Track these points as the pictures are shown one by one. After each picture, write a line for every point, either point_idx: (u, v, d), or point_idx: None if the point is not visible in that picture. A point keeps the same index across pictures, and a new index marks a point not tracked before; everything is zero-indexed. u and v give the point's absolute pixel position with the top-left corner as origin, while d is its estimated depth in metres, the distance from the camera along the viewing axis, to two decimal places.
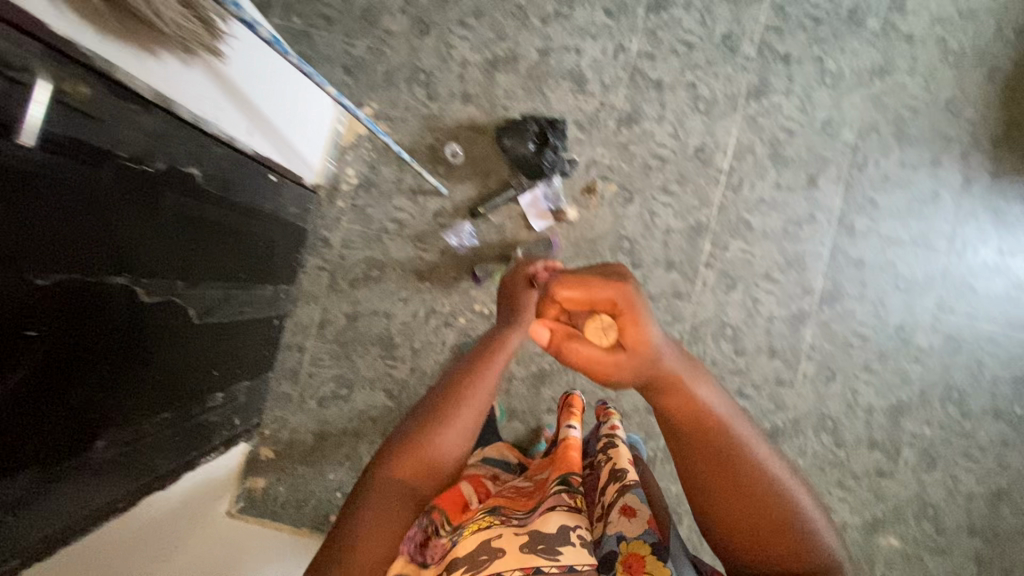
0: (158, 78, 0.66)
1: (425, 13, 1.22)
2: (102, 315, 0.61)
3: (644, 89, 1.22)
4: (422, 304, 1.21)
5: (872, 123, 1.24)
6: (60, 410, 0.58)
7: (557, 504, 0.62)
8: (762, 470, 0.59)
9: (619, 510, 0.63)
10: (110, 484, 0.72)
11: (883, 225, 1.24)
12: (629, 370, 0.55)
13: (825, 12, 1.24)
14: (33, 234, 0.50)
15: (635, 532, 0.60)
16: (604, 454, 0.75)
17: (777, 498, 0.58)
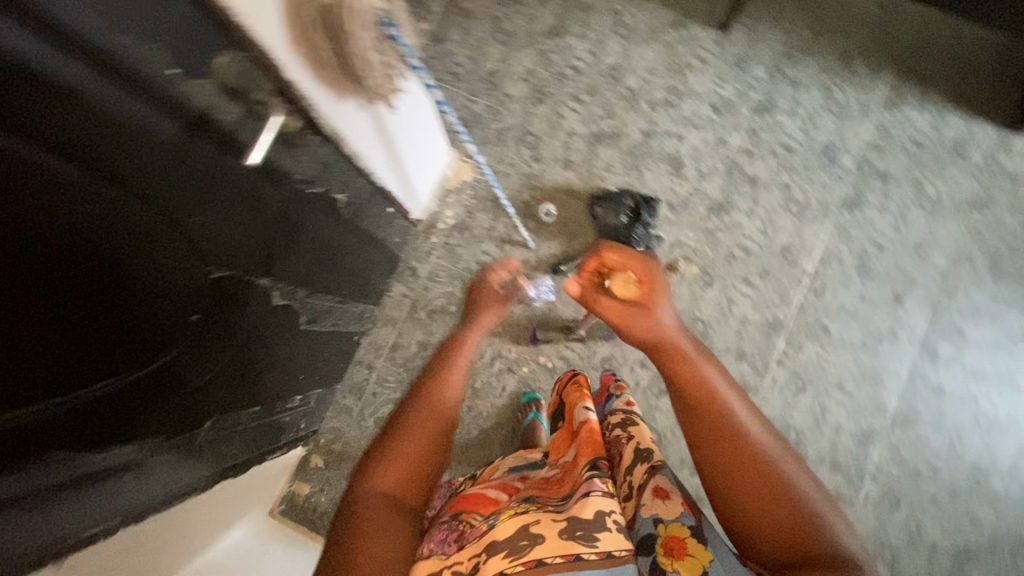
0: (341, 122, 0.73)
1: (544, 84, 1.33)
2: (243, 309, 0.68)
3: (739, 183, 1.27)
4: (489, 346, 1.25)
5: (967, 252, 1.23)
6: (188, 387, 0.64)
7: (589, 488, 0.60)
8: (764, 449, 0.58)
9: (653, 491, 0.64)
10: (200, 464, 0.77)
11: (968, 356, 1.20)
12: (639, 320, 0.69)
13: (929, 139, 1.27)
14: (223, 233, 0.58)
15: (672, 515, 0.61)
16: (624, 435, 0.74)
17: (788, 487, 0.56)
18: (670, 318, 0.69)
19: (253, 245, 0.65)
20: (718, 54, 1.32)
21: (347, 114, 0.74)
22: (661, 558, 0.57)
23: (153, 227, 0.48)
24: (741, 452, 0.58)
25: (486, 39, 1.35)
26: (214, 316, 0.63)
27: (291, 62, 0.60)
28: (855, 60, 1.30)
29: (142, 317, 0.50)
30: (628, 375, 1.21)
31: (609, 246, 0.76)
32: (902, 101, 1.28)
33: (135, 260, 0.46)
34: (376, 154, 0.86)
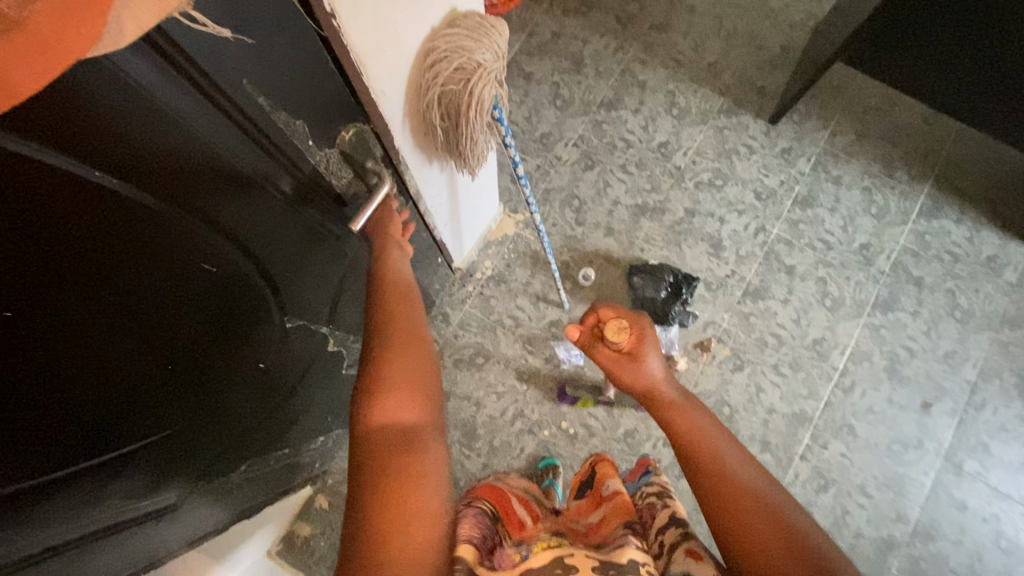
0: (424, 180, 0.77)
1: (595, 152, 1.37)
2: (298, 351, 0.74)
3: (776, 271, 1.28)
4: (513, 403, 1.23)
5: (996, 368, 1.24)
6: (237, 424, 0.68)
7: (622, 540, 0.56)
8: (747, 483, 0.56)
9: (684, 551, 0.56)
10: (233, 507, 0.79)
11: (993, 474, 1.19)
12: (631, 370, 0.71)
13: (963, 252, 1.29)
14: (293, 280, 0.64)
15: (704, 571, 0.52)
16: (659, 501, 0.67)
17: (777, 522, 0.53)
18: (657, 368, 0.71)
19: (323, 293, 0.72)
20: (765, 144, 1.36)
21: (431, 173, 0.78)
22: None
23: (234, 271, 0.54)
24: (736, 496, 0.55)
25: (543, 103, 1.39)
26: (274, 360, 0.69)
27: (400, 128, 0.65)
28: (896, 166, 1.35)
29: (206, 348, 0.55)
30: (649, 451, 1.19)
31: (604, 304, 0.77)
32: (940, 211, 1.32)
33: (213, 289, 0.52)
34: (442, 209, 0.90)
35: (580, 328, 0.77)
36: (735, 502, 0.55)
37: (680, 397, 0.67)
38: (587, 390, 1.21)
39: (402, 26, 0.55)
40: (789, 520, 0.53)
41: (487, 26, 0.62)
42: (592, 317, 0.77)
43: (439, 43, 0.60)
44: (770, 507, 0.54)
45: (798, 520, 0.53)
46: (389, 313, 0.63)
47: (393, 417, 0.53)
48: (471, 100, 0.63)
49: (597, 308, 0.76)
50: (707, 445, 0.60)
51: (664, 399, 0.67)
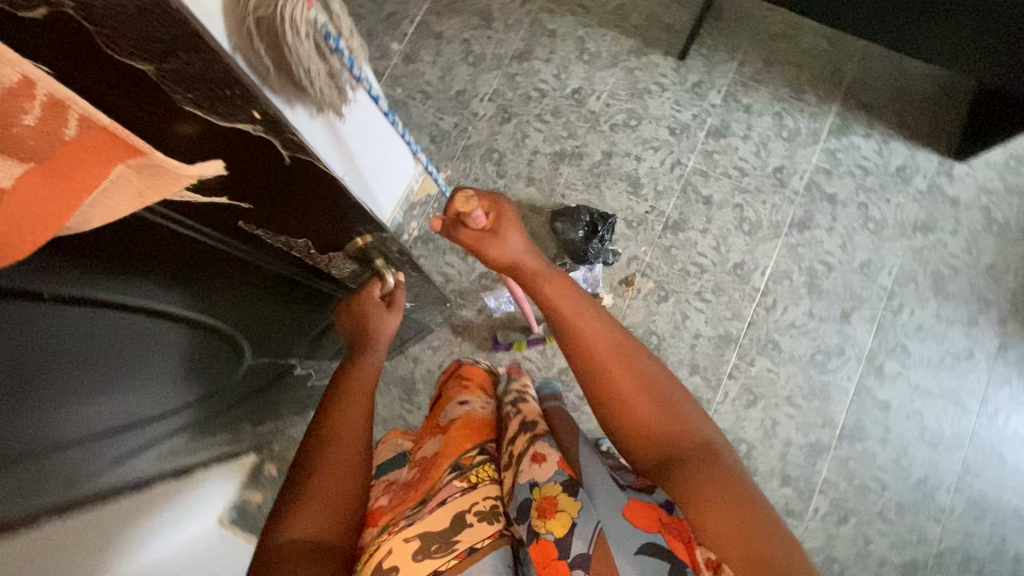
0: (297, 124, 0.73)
1: (510, 104, 1.38)
2: (256, 355, 0.90)
3: (694, 202, 1.32)
4: (449, 356, 1.27)
5: (910, 273, 1.28)
6: (186, 405, 0.83)
7: (444, 496, 0.66)
8: (623, 352, 0.69)
9: (530, 457, 0.68)
10: (166, 468, 0.92)
11: (913, 372, 1.24)
12: (496, 246, 0.77)
13: (874, 165, 1.33)
14: (259, 313, 0.81)
15: (545, 476, 0.65)
16: (513, 411, 0.81)
17: (645, 379, 0.67)
18: (518, 241, 0.77)
19: (285, 323, 0.90)
20: (676, 80, 1.38)
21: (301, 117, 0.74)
22: (535, 521, 0.61)
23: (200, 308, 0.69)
24: (597, 353, 0.68)
25: (455, 61, 1.41)
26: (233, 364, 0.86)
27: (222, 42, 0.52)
28: (805, 89, 1.37)
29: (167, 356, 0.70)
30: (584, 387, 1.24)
31: (454, 195, 0.75)
32: (849, 128, 1.35)
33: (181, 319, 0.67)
34: (328, 157, 0.86)
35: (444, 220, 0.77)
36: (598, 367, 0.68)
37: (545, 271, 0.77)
38: (518, 333, 1.26)
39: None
40: (641, 366, 0.68)
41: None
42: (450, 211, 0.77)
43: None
44: (625, 357, 0.69)
45: (646, 366, 0.68)
46: (339, 416, 0.71)
47: (314, 524, 0.62)
48: (284, 21, 0.59)
49: (454, 198, 0.75)
50: (574, 321, 0.71)
51: (539, 280, 0.76)
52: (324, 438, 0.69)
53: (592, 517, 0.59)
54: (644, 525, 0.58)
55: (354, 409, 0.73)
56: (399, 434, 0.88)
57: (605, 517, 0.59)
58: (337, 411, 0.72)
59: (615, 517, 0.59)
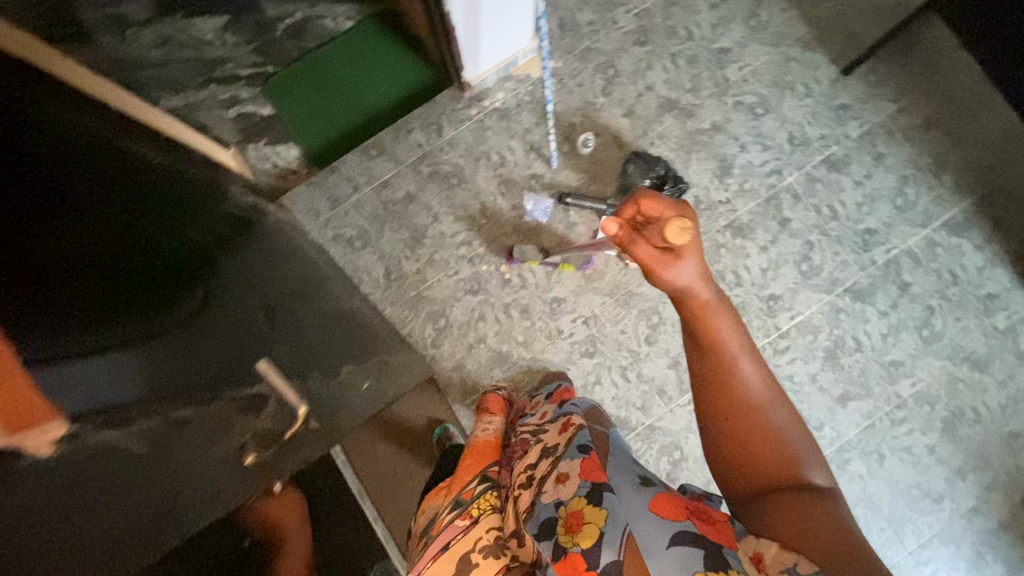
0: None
1: (652, 30, 1.29)
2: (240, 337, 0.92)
3: (769, 217, 1.24)
4: (466, 231, 1.26)
5: (933, 396, 1.20)
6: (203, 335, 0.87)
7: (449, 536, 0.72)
8: (764, 415, 0.61)
9: (554, 479, 0.67)
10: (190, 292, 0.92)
11: (873, 483, 1.19)
12: (675, 275, 0.62)
13: (966, 279, 1.22)
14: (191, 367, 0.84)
15: (571, 493, 0.63)
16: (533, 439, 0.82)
17: (775, 441, 0.60)
18: (697, 268, 0.63)
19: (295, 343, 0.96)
20: (826, 92, 1.26)
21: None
22: (560, 537, 0.60)
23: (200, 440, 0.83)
24: (733, 406, 0.61)
25: None
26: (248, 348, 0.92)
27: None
28: (947, 169, 1.24)
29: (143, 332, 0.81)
30: (568, 323, 1.24)
31: (640, 196, 0.66)
32: (965, 231, 1.23)
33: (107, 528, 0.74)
34: None
35: (618, 222, 0.66)
36: (741, 445, 0.61)
37: (714, 306, 0.63)
38: (534, 251, 1.23)
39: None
40: (775, 416, 0.61)
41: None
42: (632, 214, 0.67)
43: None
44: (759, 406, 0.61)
45: (783, 418, 0.61)
46: None
47: None
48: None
49: (637, 200, 0.66)
50: (725, 381, 0.61)
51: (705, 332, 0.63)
52: None
53: (620, 520, 0.58)
54: (674, 515, 0.56)
55: None
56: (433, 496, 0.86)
57: (634, 519, 0.57)
58: None
59: (645, 516, 0.57)
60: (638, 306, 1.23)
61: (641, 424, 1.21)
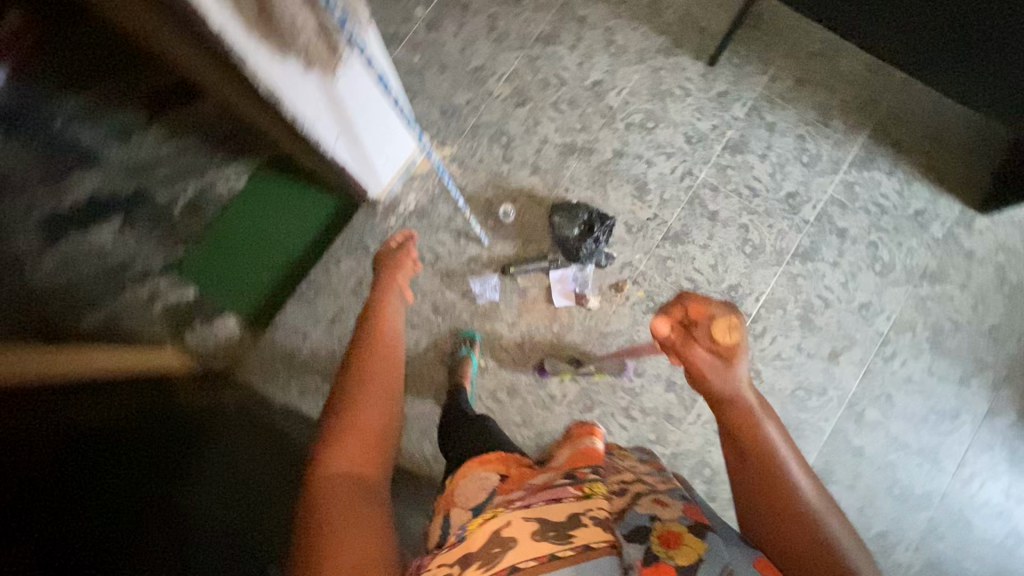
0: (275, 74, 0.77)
1: (526, 88, 1.34)
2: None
3: (699, 216, 1.28)
4: (427, 335, 1.25)
5: (910, 322, 1.24)
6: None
7: (559, 495, 0.62)
8: (804, 502, 0.58)
9: (653, 500, 0.63)
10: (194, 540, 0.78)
11: (893, 424, 1.21)
12: (716, 368, 0.67)
13: (892, 204, 1.27)
14: None
15: (670, 515, 0.59)
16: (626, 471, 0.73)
17: (821, 535, 0.56)
18: (744, 375, 0.67)
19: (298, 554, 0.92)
20: (701, 86, 1.33)
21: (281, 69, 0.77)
22: (655, 547, 0.55)
23: None
24: (772, 490, 0.59)
25: (478, 35, 1.36)
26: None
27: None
28: (834, 115, 1.31)
29: None
30: (556, 386, 1.23)
31: (690, 297, 0.71)
32: (873, 163, 1.29)
33: None
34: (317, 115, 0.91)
35: (668, 320, 0.71)
36: (793, 532, 0.57)
37: (759, 412, 0.66)
38: (565, 363, 1.22)
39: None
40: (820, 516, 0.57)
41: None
42: (679, 318, 0.71)
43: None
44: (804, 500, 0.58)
45: (831, 523, 0.57)
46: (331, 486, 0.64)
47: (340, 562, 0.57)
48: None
49: (686, 302, 0.70)
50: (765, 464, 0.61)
51: (746, 429, 0.64)
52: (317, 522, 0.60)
53: (720, 560, 0.54)
54: None
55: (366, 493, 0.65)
56: (482, 467, 0.81)
57: (735, 564, 0.54)
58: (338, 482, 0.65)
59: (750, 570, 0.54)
60: (614, 345, 1.24)
61: (662, 456, 1.20)
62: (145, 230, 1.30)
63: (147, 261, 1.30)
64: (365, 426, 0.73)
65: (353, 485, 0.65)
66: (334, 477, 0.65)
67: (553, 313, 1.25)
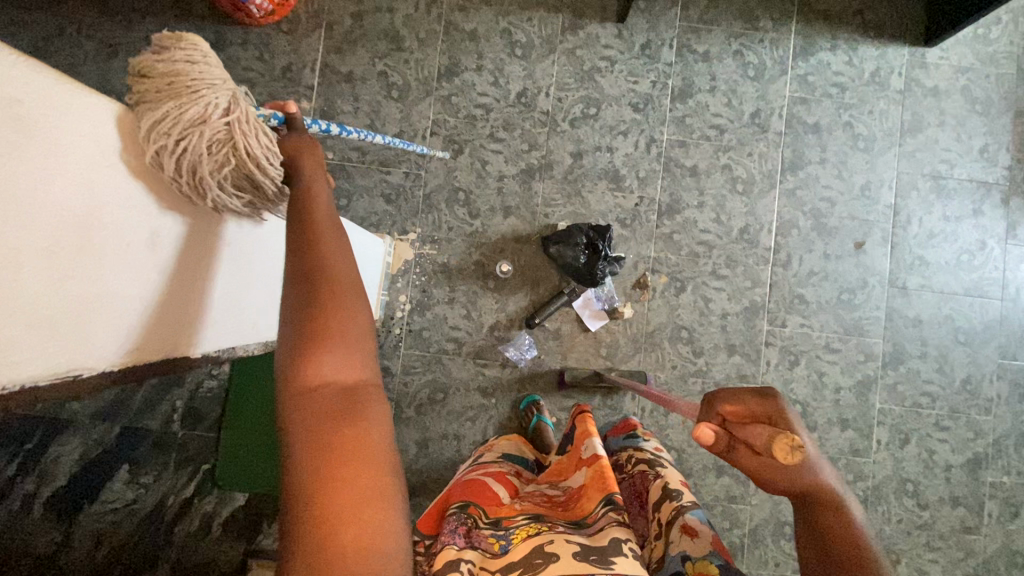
0: (247, 265, 0.70)
1: (456, 133, 1.23)
2: None
3: (681, 178, 1.23)
4: (489, 421, 1.20)
5: (910, 181, 1.24)
6: None
7: (602, 524, 0.61)
8: None
9: (680, 528, 0.63)
10: None
11: (935, 281, 1.24)
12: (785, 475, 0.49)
13: (848, 78, 1.25)
14: None
15: (699, 552, 0.59)
16: (650, 470, 0.75)
17: None
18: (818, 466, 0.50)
19: None
20: (623, 48, 1.24)
21: (251, 252, 0.69)
22: None
23: None
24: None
25: (379, 101, 1.22)
26: None
27: (161, 239, 0.50)
28: (758, 16, 1.25)
29: None
30: (632, 404, 1.21)
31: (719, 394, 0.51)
32: (814, 46, 1.25)
33: None
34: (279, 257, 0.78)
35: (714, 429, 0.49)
36: None
37: (843, 500, 0.51)
38: (585, 372, 1.19)
39: (112, 313, 0.45)
40: None
41: (179, 70, 0.43)
42: (716, 422, 0.51)
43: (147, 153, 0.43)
44: None
45: None
46: (314, 435, 0.42)
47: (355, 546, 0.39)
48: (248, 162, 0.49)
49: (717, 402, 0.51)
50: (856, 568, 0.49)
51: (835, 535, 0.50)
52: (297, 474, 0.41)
53: None
54: None
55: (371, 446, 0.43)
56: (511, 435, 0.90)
57: None
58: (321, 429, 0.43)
59: None
60: (665, 339, 1.21)
61: None
62: (160, 464, 1.16)
63: (177, 492, 1.17)
64: (335, 328, 0.46)
65: (331, 420, 0.43)
66: (304, 413, 0.43)
67: (595, 339, 1.21)
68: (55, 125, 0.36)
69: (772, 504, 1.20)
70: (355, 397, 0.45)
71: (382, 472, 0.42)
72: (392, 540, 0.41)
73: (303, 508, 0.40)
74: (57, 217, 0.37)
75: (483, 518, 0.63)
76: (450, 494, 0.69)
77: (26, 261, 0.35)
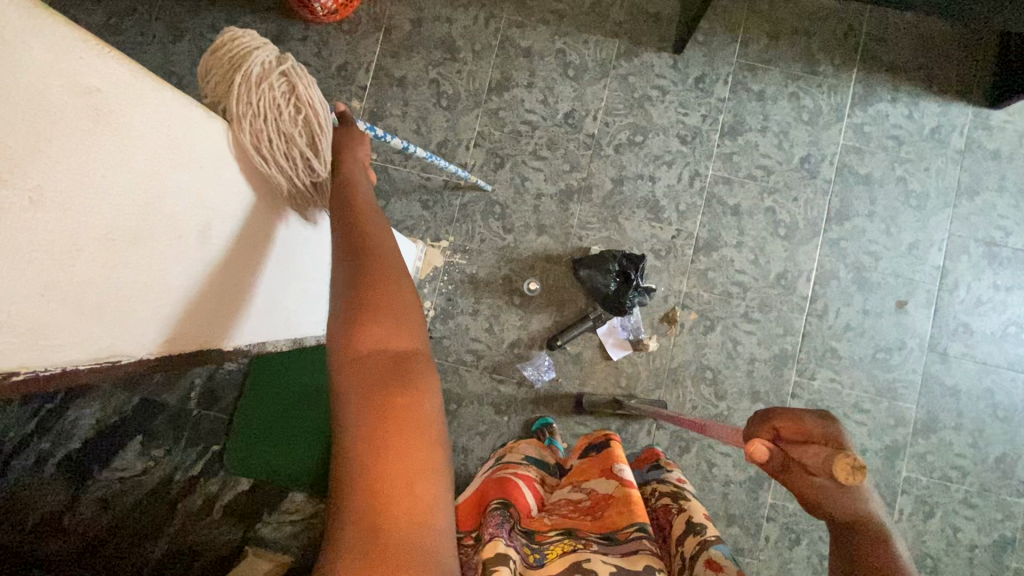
0: (293, 267, 0.71)
1: (499, 146, 1.23)
2: None
3: (722, 216, 1.21)
4: (500, 438, 1.18)
5: (962, 244, 1.20)
6: None
7: (635, 545, 0.57)
8: None
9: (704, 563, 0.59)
10: None
11: (978, 351, 1.18)
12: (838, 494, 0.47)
13: (906, 131, 1.21)
14: None
15: None
16: (675, 504, 0.72)
17: None
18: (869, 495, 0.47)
19: None
20: (676, 79, 1.23)
21: (298, 250, 0.70)
22: None
23: None
24: None
25: (428, 107, 1.23)
26: None
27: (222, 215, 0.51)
28: (819, 59, 1.22)
29: None
30: (646, 439, 1.18)
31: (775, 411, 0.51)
32: (874, 95, 1.22)
33: None
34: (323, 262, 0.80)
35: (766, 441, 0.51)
36: None
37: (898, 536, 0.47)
38: (605, 398, 1.15)
39: (159, 293, 0.47)
40: None
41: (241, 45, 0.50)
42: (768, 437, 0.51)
43: (243, 140, 0.49)
44: None
45: None
46: (363, 406, 0.42)
47: (405, 522, 0.39)
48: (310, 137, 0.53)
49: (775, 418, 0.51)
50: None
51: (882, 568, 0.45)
52: (347, 449, 0.40)
53: None
54: None
55: (424, 418, 0.42)
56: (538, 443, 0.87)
57: None
58: (371, 401, 0.42)
59: None
60: (687, 377, 1.18)
61: None
62: (171, 439, 1.15)
63: (185, 469, 1.14)
64: (384, 301, 0.46)
65: (383, 393, 0.42)
66: (354, 389, 0.42)
67: (615, 368, 1.19)
68: (131, 117, 0.37)
69: (779, 561, 1.15)
70: (409, 372, 0.44)
71: (437, 454, 0.42)
72: (441, 514, 0.41)
73: (353, 491, 0.39)
74: (113, 203, 0.37)
75: (519, 520, 0.63)
76: (486, 492, 0.69)
77: (83, 248, 0.36)
